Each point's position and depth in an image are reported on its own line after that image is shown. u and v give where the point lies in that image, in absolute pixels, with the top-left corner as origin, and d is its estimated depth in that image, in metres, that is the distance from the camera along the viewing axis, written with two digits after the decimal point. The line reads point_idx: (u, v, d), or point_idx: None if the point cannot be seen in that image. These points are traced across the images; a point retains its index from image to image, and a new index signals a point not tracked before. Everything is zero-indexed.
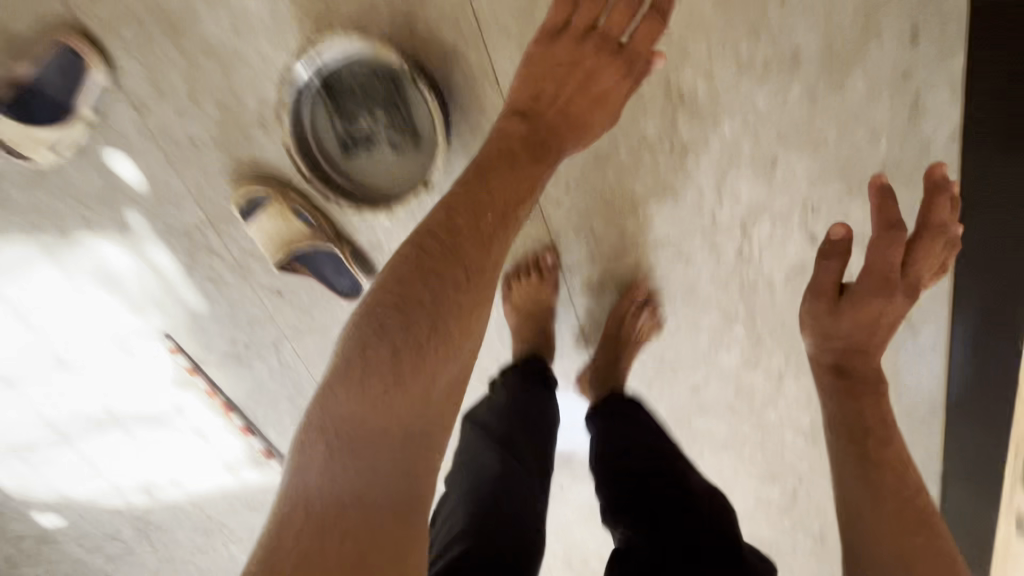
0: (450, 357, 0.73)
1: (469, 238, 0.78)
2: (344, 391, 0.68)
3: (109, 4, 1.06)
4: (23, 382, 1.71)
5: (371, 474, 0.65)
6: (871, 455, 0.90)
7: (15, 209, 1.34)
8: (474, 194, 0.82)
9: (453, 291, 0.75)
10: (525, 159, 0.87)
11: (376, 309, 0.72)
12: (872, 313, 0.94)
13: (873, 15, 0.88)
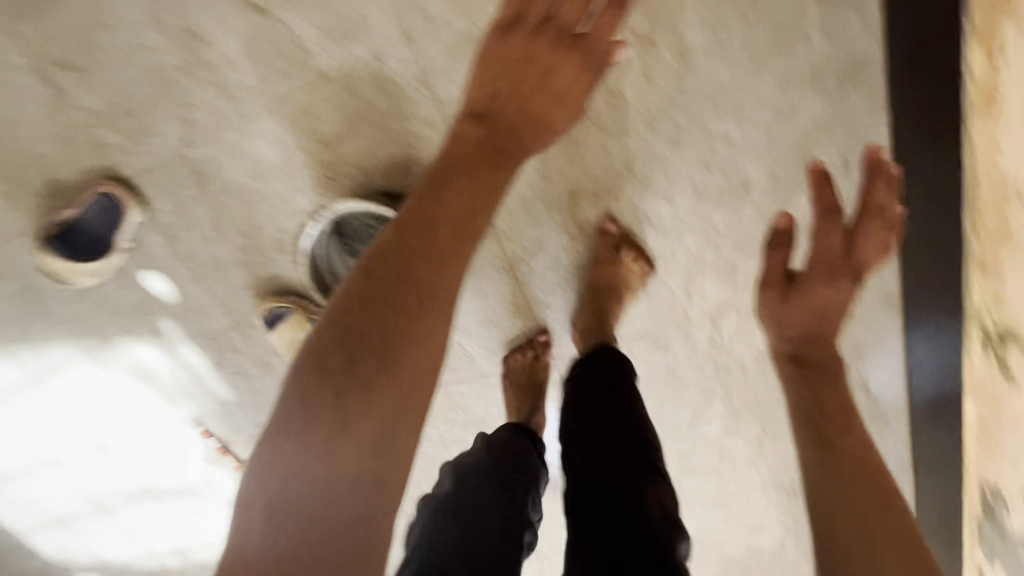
0: (402, 401, 0.61)
1: (420, 258, 0.65)
2: (281, 461, 0.58)
3: (140, 156, 1.20)
4: (66, 463, 1.85)
5: (313, 566, 0.55)
6: (831, 442, 0.85)
7: (59, 321, 1.49)
8: (428, 203, 0.69)
9: (401, 328, 0.62)
10: (483, 164, 0.74)
11: (314, 357, 0.61)
12: (819, 300, 0.92)
13: (810, 151, 1.01)
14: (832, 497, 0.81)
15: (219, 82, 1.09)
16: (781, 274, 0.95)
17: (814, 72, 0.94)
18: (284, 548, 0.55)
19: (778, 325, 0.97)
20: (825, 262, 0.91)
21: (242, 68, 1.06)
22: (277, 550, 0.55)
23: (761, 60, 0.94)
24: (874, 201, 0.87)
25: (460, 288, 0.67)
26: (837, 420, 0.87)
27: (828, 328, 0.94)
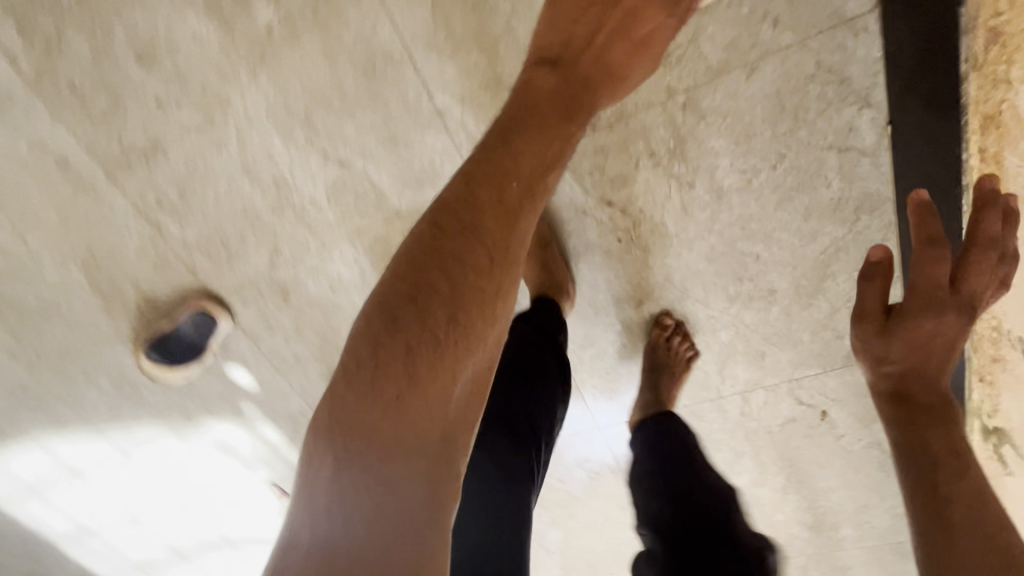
0: (474, 359, 0.57)
1: (494, 207, 0.59)
2: (351, 410, 0.52)
3: (230, 275, 1.35)
4: (151, 520, 2.04)
5: (377, 514, 0.50)
6: (934, 468, 0.77)
7: (151, 406, 1.66)
8: (506, 149, 0.62)
9: (475, 283, 0.56)
10: (555, 119, 0.66)
11: (386, 302, 0.55)
12: (925, 333, 0.79)
13: (829, 266, 1.14)
14: (931, 525, 0.74)
15: (302, 214, 1.23)
16: (878, 308, 0.84)
17: (832, 206, 1.07)
18: (347, 494, 0.51)
19: (880, 360, 0.85)
20: (930, 296, 0.78)
21: (324, 208, 1.21)
22: (339, 493, 0.51)
23: (785, 196, 1.07)
24: (986, 229, 0.75)
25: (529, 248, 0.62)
26: (951, 455, 0.77)
27: (935, 366, 0.81)
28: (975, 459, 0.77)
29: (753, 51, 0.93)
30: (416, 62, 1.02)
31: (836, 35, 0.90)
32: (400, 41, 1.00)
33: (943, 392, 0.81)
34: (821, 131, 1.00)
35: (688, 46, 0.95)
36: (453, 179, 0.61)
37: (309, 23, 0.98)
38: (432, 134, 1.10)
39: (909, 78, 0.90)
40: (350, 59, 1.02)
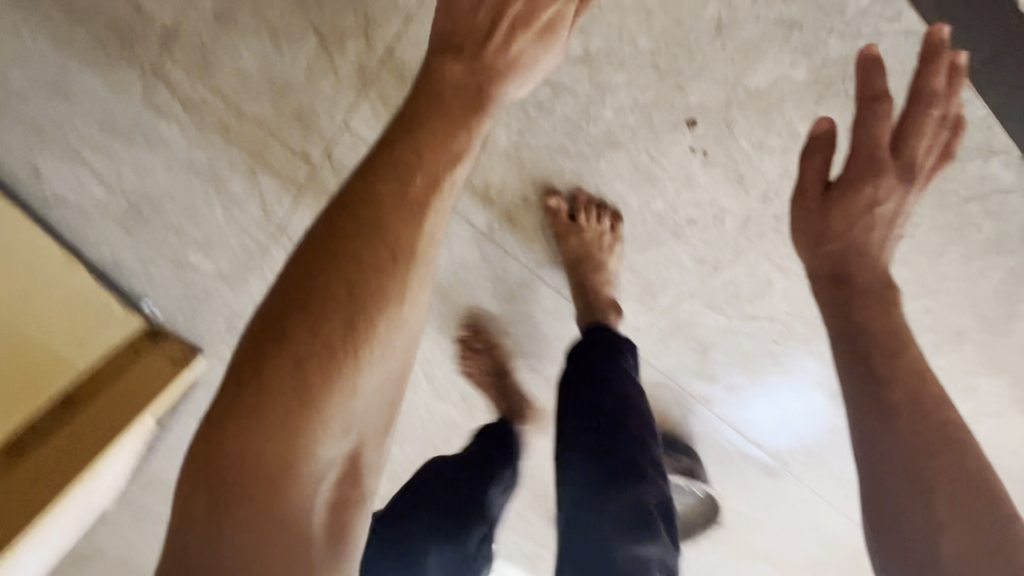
0: (368, 370, 0.63)
1: (393, 212, 0.66)
2: (242, 426, 0.61)
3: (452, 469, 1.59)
4: None
5: (262, 513, 0.60)
6: (872, 357, 0.72)
7: None
8: (410, 150, 0.70)
9: (369, 287, 0.64)
10: (460, 111, 0.74)
11: (275, 322, 0.63)
12: (864, 204, 0.78)
13: None
14: (879, 501, 0.68)
15: (489, 414, 1.41)
16: (817, 181, 0.80)
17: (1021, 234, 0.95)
18: (235, 493, 0.60)
19: (825, 239, 0.80)
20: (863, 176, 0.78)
21: (507, 400, 1.38)
22: (224, 493, 0.60)
23: (942, 256, 1.00)
24: (931, 83, 0.74)
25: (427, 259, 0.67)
26: (905, 420, 0.69)
27: (870, 245, 0.79)
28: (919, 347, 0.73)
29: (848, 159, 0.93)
30: (545, 278, 1.18)
31: None
32: (529, 271, 1.17)
33: (894, 333, 0.74)
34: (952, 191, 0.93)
35: (783, 181, 0.98)
36: (348, 190, 0.68)
37: (458, 285, 1.21)
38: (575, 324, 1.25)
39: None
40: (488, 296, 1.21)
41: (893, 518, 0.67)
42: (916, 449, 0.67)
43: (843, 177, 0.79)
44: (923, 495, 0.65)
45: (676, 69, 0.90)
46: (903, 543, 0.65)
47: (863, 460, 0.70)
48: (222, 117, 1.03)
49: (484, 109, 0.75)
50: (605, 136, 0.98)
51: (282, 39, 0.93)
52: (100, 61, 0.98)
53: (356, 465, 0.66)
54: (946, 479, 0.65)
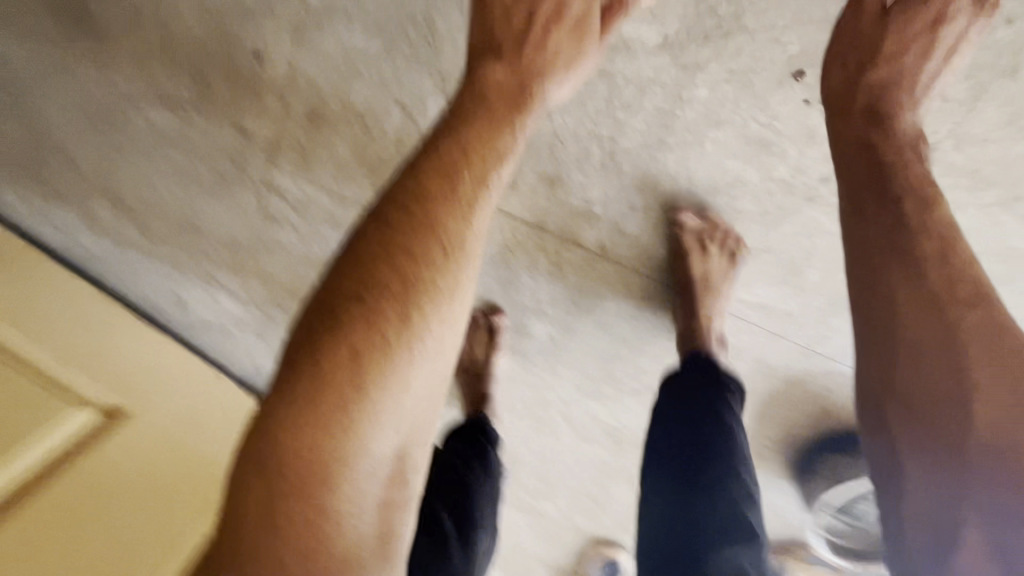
0: (420, 360, 0.60)
1: (443, 202, 0.65)
2: (301, 416, 0.56)
3: (609, 516, 1.44)
4: None
5: (311, 511, 0.55)
6: (888, 218, 0.71)
7: None
8: (457, 150, 0.69)
9: (424, 275, 0.62)
10: (503, 108, 0.75)
11: (333, 308, 0.60)
12: (925, 21, 0.80)
13: None
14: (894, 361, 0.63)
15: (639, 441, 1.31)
16: (841, 65, 0.81)
17: None
18: (287, 486, 0.54)
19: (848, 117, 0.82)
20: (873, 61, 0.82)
21: None
22: (276, 486, 0.55)
23: None
24: None
25: (473, 248, 0.66)
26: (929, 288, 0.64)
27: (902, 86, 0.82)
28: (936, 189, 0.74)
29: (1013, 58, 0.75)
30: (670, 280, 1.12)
31: None
32: (653, 279, 1.11)
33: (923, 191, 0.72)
34: None
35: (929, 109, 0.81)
36: (403, 182, 0.67)
37: (581, 313, 1.15)
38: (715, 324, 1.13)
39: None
40: (615, 319, 1.14)
41: (908, 379, 0.61)
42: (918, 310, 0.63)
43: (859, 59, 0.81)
44: (952, 346, 0.59)
45: (769, 24, 0.81)
46: (919, 400, 0.60)
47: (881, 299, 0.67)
48: (328, 207, 1.08)
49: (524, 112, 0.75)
50: (705, 116, 0.91)
51: (368, 119, 0.98)
52: (222, 188, 1.09)
53: (408, 465, 0.61)
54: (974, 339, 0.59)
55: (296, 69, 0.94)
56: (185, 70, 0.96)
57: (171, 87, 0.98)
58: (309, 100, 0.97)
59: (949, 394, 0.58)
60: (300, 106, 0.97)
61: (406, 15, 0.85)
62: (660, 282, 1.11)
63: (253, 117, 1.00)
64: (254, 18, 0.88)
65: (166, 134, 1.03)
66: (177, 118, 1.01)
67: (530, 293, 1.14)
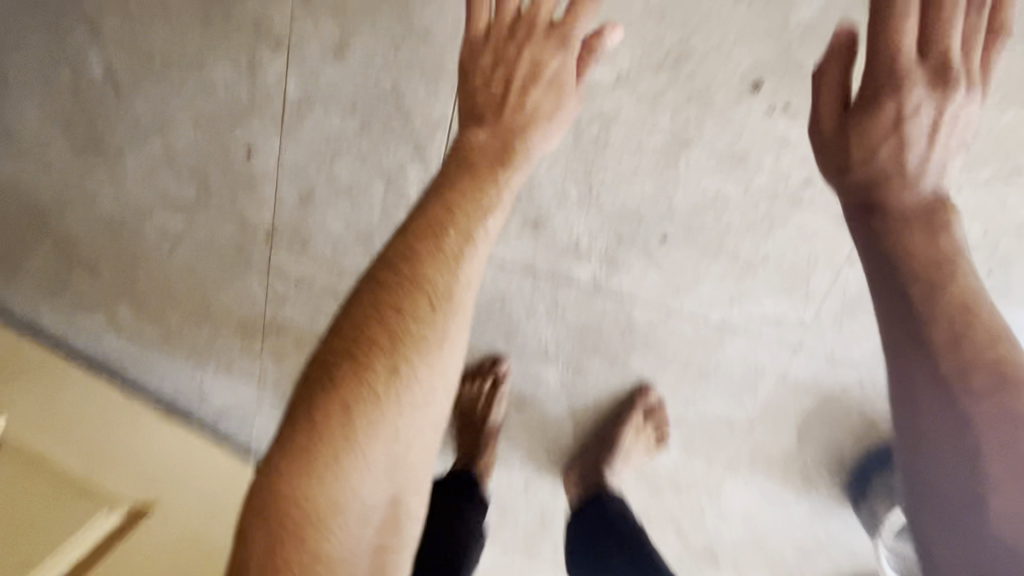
0: (409, 411, 0.64)
1: (428, 259, 0.68)
2: (299, 465, 0.61)
3: None
4: None
5: (306, 560, 0.59)
6: (908, 283, 0.59)
7: None
8: (443, 209, 0.71)
9: (411, 329, 0.66)
10: (487, 165, 0.75)
11: (329, 364, 0.65)
12: (889, 122, 0.64)
13: None
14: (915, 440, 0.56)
15: (677, 483, 1.22)
16: (837, 107, 0.67)
17: None
18: (287, 530, 0.59)
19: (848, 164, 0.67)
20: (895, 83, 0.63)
21: (688, 462, 1.20)
22: (276, 533, 0.59)
23: None
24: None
25: (463, 300, 0.68)
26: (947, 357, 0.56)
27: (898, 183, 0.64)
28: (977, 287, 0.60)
29: None
30: (674, 306, 1.06)
31: None
32: (656, 306, 1.06)
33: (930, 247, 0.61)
34: None
35: None
36: (396, 241, 0.71)
37: (590, 352, 1.12)
38: (729, 345, 1.08)
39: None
40: (626, 352, 1.11)
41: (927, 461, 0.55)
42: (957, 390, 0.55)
43: (867, 94, 0.64)
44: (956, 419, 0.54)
45: (714, 45, 0.87)
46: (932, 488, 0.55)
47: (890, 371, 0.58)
48: (328, 282, 1.12)
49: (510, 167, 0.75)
50: (674, 138, 0.93)
51: (356, 194, 1.03)
52: (231, 278, 1.14)
53: (403, 513, 0.64)
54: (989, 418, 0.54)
55: (286, 159, 1.02)
56: (191, 175, 1.06)
57: (180, 192, 1.08)
58: (300, 184, 1.04)
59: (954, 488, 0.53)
60: (293, 192, 1.05)
61: (379, 94, 0.95)
62: (664, 309, 1.06)
63: (252, 208, 1.07)
64: (249, 121, 1.00)
65: (178, 235, 1.12)
66: (187, 219, 1.10)
67: (533, 339, 1.13)
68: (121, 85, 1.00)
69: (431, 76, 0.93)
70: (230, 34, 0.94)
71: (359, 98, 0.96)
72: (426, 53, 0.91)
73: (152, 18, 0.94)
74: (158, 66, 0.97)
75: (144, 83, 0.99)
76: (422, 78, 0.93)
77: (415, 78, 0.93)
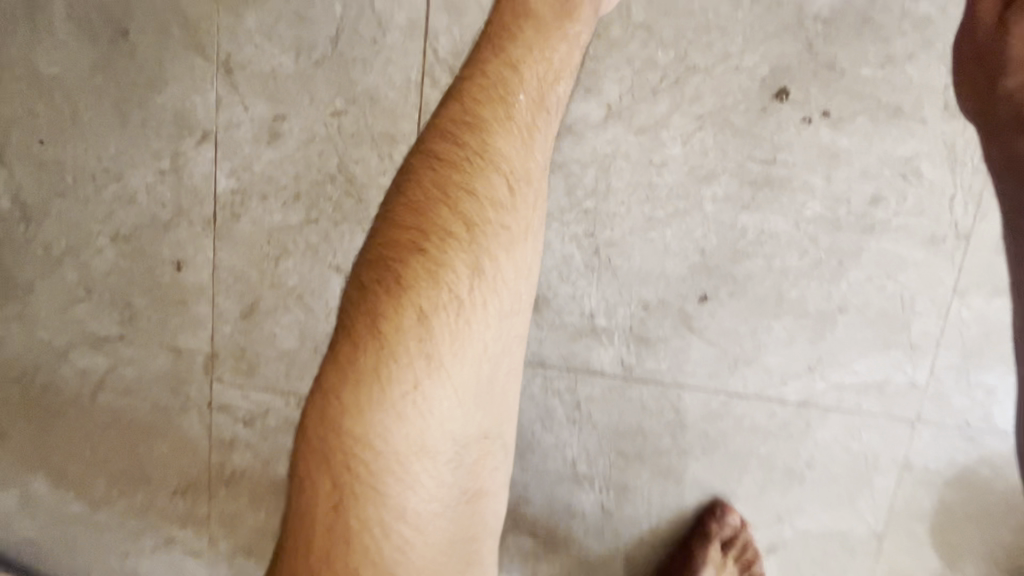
0: (498, 324, 0.48)
1: (500, 128, 0.49)
2: (365, 390, 0.44)
3: None
4: None
5: (386, 511, 0.46)
6: None
7: None
8: (504, 67, 0.52)
9: (490, 216, 0.48)
10: (554, 8, 0.54)
11: (389, 255, 0.46)
12: None
13: None
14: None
15: None
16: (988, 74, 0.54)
17: None
18: (358, 487, 0.45)
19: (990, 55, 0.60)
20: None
21: None
22: (340, 482, 0.45)
23: None
24: None
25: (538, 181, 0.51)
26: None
27: None
28: None
29: None
30: (734, 386, 0.79)
31: None
32: (710, 390, 0.80)
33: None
34: None
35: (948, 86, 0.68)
36: (452, 104, 0.51)
37: (631, 463, 0.84)
38: (821, 430, 0.79)
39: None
40: (682, 458, 0.82)
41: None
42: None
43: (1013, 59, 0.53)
44: None
45: (717, 57, 0.71)
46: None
47: None
48: (284, 414, 0.87)
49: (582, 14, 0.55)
50: (690, 174, 0.74)
51: (309, 297, 0.83)
52: (164, 426, 0.91)
53: (491, 449, 0.51)
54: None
55: (222, 267, 0.84)
56: (113, 303, 0.87)
57: (99, 326, 0.88)
58: (241, 295, 0.85)
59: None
60: (234, 305, 0.85)
61: (326, 175, 0.79)
62: (721, 393, 0.80)
63: (186, 333, 0.87)
64: (177, 228, 0.84)
65: (99, 380, 0.91)
66: (108, 358, 0.89)
67: (555, 454, 0.85)
68: (32, 211, 0.86)
69: (384, 146, 0.77)
70: (150, 135, 0.81)
71: (302, 183, 0.80)
72: (375, 121, 0.77)
73: (66, 133, 0.83)
74: (72, 184, 0.84)
75: (55, 206, 0.85)
76: (374, 149, 0.78)
77: (365, 150, 0.78)
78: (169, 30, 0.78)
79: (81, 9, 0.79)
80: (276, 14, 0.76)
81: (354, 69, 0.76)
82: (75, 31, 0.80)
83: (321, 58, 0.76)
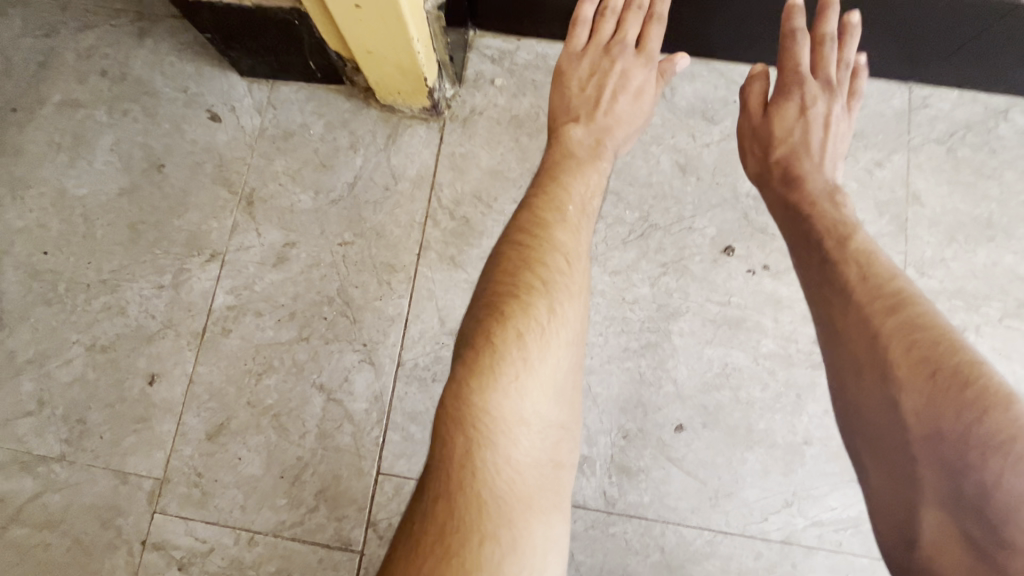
0: (567, 347, 0.54)
1: (558, 224, 0.60)
2: (475, 388, 0.49)
3: None
4: None
5: (497, 469, 0.47)
6: (835, 324, 0.54)
7: None
8: (556, 183, 0.65)
9: (558, 277, 0.56)
10: (586, 155, 0.69)
11: (490, 298, 0.54)
12: (822, 191, 0.66)
13: None
14: (858, 373, 0.52)
15: None
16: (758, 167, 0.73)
17: None
18: (475, 446, 0.47)
19: (758, 133, 0.73)
20: (814, 45, 0.74)
21: None
22: (466, 438, 0.47)
23: None
24: (825, 71, 0.72)
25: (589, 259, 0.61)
26: (858, 288, 0.55)
27: (832, 242, 0.60)
28: (915, 322, 0.50)
29: (881, 207, 0.86)
30: (717, 522, 0.78)
31: (919, 143, 0.88)
32: (695, 527, 0.78)
33: (825, 182, 0.67)
34: (997, 173, 0.87)
35: None
36: (521, 209, 0.62)
37: None
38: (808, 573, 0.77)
39: (974, 79, 0.86)
40: None
41: (865, 400, 0.51)
42: (871, 313, 0.52)
43: (783, 160, 0.69)
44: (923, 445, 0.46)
45: (674, 219, 0.86)
46: (866, 415, 0.51)
47: (864, 415, 0.51)
48: (231, 553, 0.78)
49: (608, 159, 0.70)
50: (659, 311, 0.84)
51: (285, 417, 0.81)
52: (80, 569, 0.78)
53: (567, 448, 0.53)
54: (908, 350, 0.49)
55: (197, 383, 0.82)
56: (65, 417, 0.81)
57: (40, 444, 0.81)
58: (211, 414, 0.81)
59: (890, 419, 0.48)
60: (201, 422, 0.81)
61: (324, 297, 0.84)
62: (705, 530, 0.78)
63: (137, 455, 0.80)
64: (161, 341, 0.83)
65: (17, 509, 0.80)
66: (37, 483, 0.80)
67: None
68: (8, 319, 0.85)
69: (384, 273, 0.85)
70: (158, 252, 0.86)
71: (299, 303, 0.84)
72: (379, 252, 0.85)
73: (73, 246, 0.86)
74: (62, 293, 0.85)
75: (35, 314, 0.85)
76: (374, 276, 0.85)
77: (365, 274, 0.85)
78: (203, 167, 0.88)
79: (125, 145, 0.89)
80: (302, 162, 0.88)
81: (365, 209, 0.87)
82: (114, 161, 0.89)
83: (337, 198, 0.87)
